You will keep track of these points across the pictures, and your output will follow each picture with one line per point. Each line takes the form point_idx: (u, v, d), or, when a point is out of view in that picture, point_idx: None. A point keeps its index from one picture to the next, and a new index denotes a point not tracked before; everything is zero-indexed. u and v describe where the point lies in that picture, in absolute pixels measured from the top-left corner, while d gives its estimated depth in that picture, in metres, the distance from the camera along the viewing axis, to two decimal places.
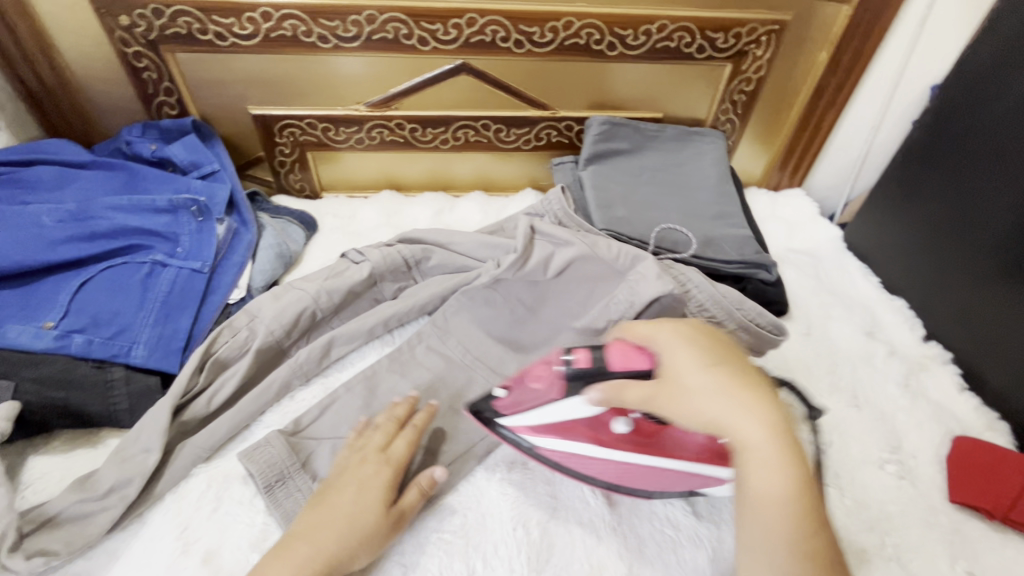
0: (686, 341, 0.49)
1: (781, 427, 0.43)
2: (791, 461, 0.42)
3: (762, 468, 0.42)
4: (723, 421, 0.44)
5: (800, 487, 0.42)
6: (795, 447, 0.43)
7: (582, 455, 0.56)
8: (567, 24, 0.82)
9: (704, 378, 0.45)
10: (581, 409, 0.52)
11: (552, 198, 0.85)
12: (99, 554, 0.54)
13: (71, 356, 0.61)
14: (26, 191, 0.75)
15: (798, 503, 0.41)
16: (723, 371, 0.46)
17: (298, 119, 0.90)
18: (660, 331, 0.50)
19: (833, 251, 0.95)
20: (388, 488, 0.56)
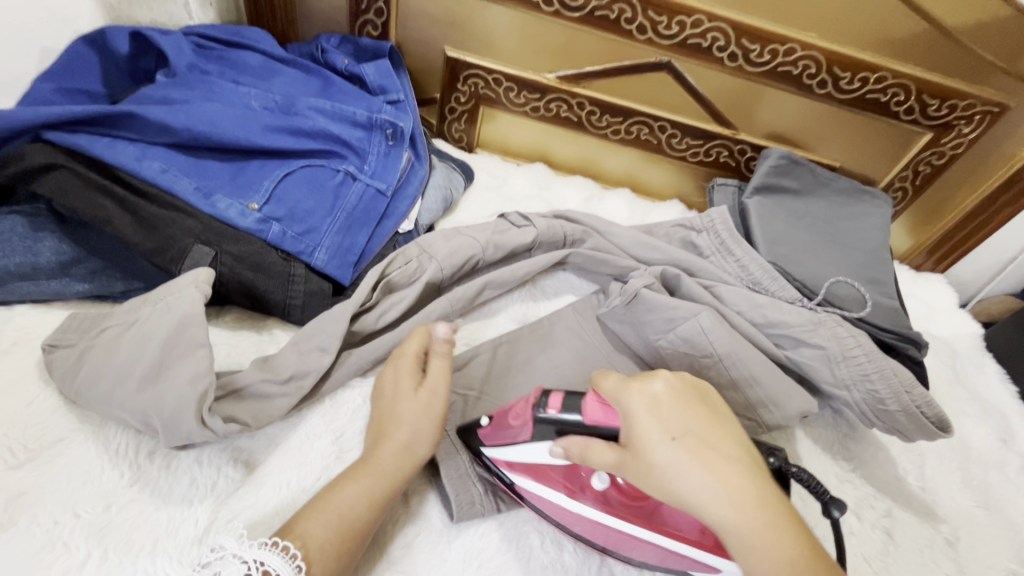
0: (676, 407, 0.44)
1: (746, 498, 0.40)
2: (777, 531, 0.39)
3: (747, 536, 0.39)
4: (697, 496, 0.40)
5: (797, 560, 0.38)
6: (765, 508, 0.40)
7: (566, 512, 0.52)
8: (789, 50, 0.80)
9: (667, 449, 0.41)
10: (545, 453, 0.50)
11: (717, 217, 0.83)
12: (261, 437, 0.55)
13: (266, 242, 0.62)
14: (235, 71, 0.76)
15: (820, 571, 0.38)
16: (690, 441, 0.42)
17: (486, 72, 0.90)
18: (650, 389, 0.45)
19: (970, 347, 0.93)
20: (402, 370, 0.55)
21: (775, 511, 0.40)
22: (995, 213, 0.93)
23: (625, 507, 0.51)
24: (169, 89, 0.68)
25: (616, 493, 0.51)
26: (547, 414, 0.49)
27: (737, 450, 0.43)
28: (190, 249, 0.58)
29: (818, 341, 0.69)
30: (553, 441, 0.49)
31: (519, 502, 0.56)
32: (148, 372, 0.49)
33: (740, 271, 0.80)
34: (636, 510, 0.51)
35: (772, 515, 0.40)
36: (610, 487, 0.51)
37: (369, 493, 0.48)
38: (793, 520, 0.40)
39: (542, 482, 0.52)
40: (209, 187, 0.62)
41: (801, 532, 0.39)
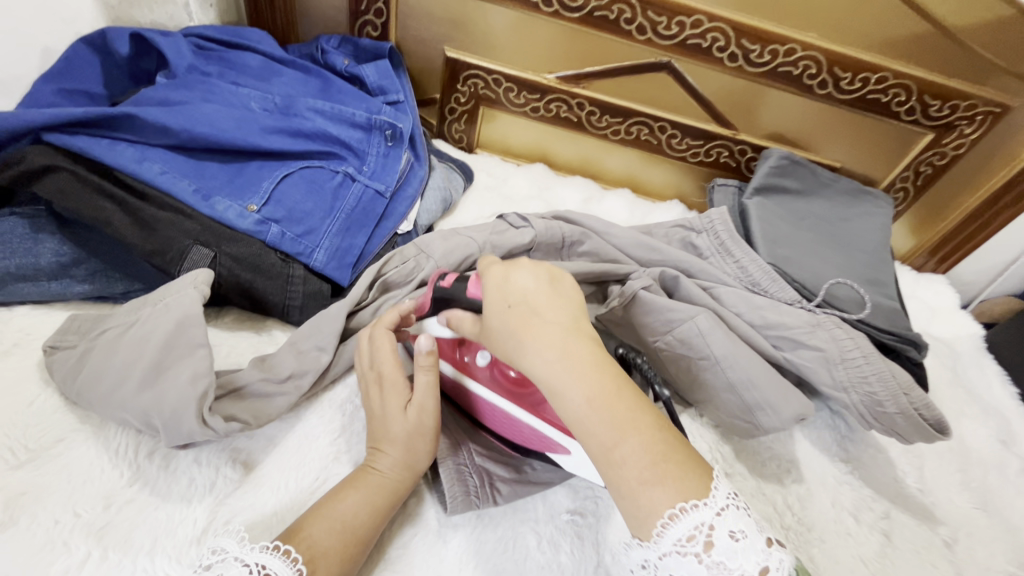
0: (528, 279, 0.46)
1: (568, 355, 0.42)
2: (592, 380, 0.41)
3: (559, 386, 0.41)
4: (517, 354, 0.43)
5: (607, 402, 0.41)
6: (589, 367, 0.42)
7: (456, 383, 0.59)
8: (789, 51, 0.80)
9: (502, 316, 0.45)
10: (435, 324, 0.57)
11: (716, 217, 0.83)
12: (260, 437, 0.55)
13: (265, 243, 0.63)
14: (235, 72, 0.77)
15: (626, 415, 0.41)
16: (523, 309, 0.45)
17: (486, 73, 0.90)
18: (507, 272, 0.47)
19: (971, 349, 0.92)
20: (395, 390, 0.53)
21: (603, 372, 0.42)
22: (996, 214, 0.92)
23: (506, 390, 0.56)
24: (169, 91, 0.68)
25: (502, 376, 0.56)
26: (442, 288, 0.55)
27: (571, 320, 0.45)
28: (189, 250, 0.58)
29: (816, 342, 0.68)
30: (439, 316, 0.54)
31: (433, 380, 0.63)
32: (147, 372, 0.49)
33: (739, 271, 0.80)
34: (515, 394, 0.55)
35: (594, 366, 0.42)
36: (492, 367, 0.57)
37: (373, 504, 0.48)
38: (613, 376, 0.42)
39: (440, 354, 0.60)
40: (208, 188, 0.63)
41: (626, 390, 0.42)
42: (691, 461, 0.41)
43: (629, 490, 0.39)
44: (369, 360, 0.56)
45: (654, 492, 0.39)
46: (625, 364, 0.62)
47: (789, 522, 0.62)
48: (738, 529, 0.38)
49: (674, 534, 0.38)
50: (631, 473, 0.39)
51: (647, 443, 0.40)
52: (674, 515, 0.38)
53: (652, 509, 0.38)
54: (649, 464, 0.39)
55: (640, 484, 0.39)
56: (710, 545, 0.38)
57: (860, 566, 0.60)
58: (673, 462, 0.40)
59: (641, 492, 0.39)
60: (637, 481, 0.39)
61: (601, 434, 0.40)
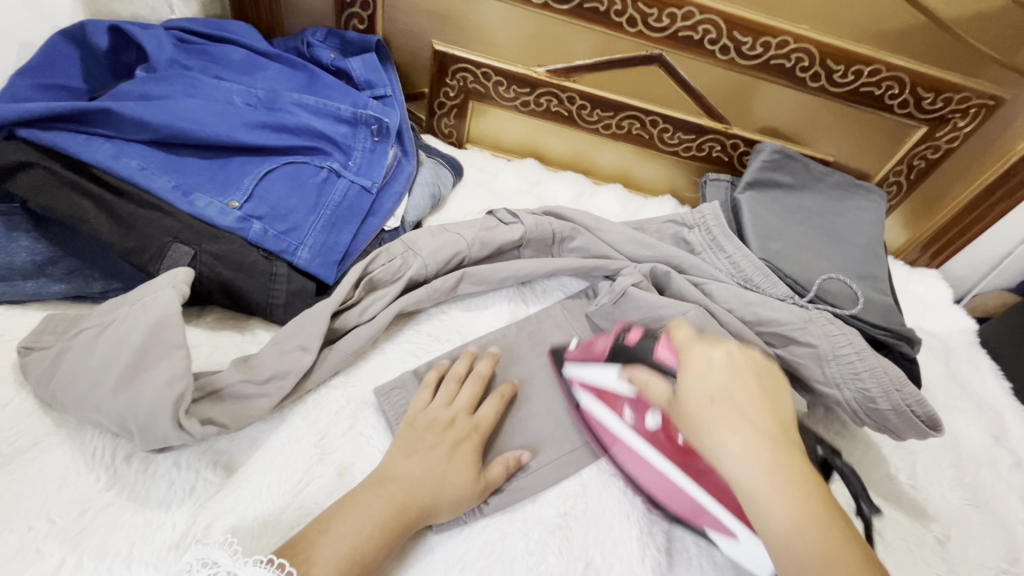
0: (727, 369, 0.44)
1: (772, 461, 0.39)
2: (794, 491, 0.38)
3: (764, 497, 0.38)
4: (713, 444, 0.41)
5: (808, 524, 0.37)
6: (788, 475, 0.39)
7: (614, 432, 0.59)
8: (782, 43, 0.79)
9: (705, 407, 0.42)
10: (610, 374, 0.57)
11: (709, 212, 0.82)
12: (242, 439, 0.54)
13: (247, 240, 0.61)
14: (217, 66, 0.75)
15: (827, 540, 0.37)
16: (726, 405, 0.42)
17: (475, 66, 0.89)
18: (710, 354, 0.45)
19: (964, 343, 0.92)
20: (473, 455, 0.54)
21: (798, 482, 0.39)
22: (989, 208, 0.92)
23: (671, 451, 0.54)
24: (148, 84, 0.67)
25: (667, 437, 0.55)
26: (625, 344, 0.57)
27: (778, 421, 0.42)
28: (169, 248, 0.57)
29: (807, 339, 0.68)
30: (622, 369, 0.55)
31: (581, 426, 0.62)
32: (124, 374, 0.48)
33: (731, 267, 0.79)
34: (682, 461, 0.54)
35: (794, 478, 0.39)
36: (661, 429, 0.55)
37: (384, 528, 0.47)
38: (823, 499, 0.39)
39: (604, 402, 0.59)
40: (189, 185, 0.61)
41: (820, 514, 0.38)
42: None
43: None
44: (464, 401, 0.58)
45: None
46: (824, 467, 0.61)
47: None
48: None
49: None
50: None
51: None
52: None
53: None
54: None
55: None
56: None
57: None
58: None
59: None
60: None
61: (801, 556, 0.37)
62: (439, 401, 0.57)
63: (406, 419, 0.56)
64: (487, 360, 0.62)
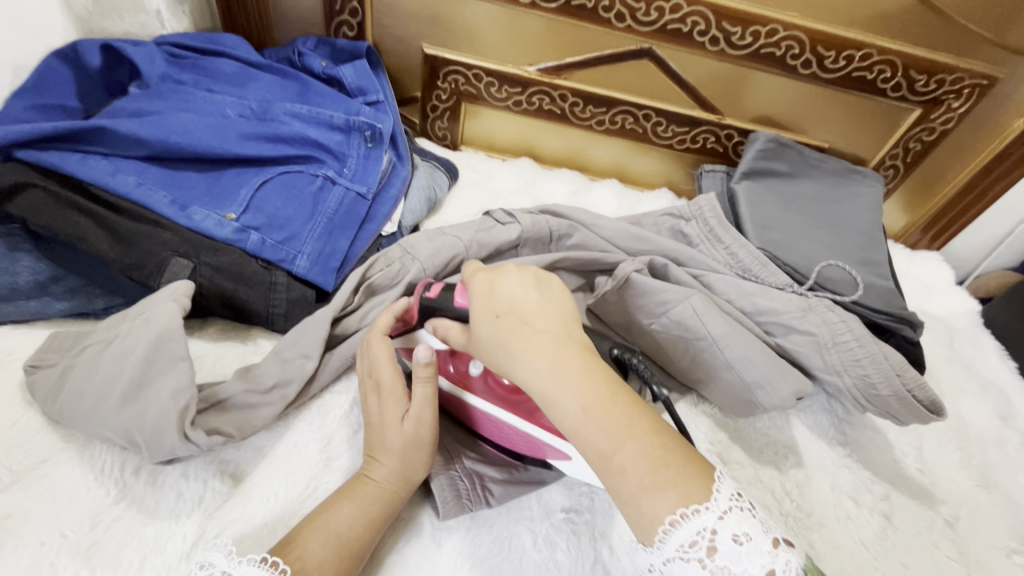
0: (515, 283, 0.47)
1: (558, 362, 0.41)
2: (588, 380, 0.40)
3: (555, 397, 0.40)
4: (503, 358, 0.43)
5: (600, 406, 0.39)
6: (578, 369, 0.41)
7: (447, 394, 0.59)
8: (771, 31, 0.79)
9: (487, 325, 0.45)
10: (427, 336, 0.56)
11: (705, 203, 0.82)
12: (249, 448, 0.54)
13: (246, 251, 0.62)
14: (209, 80, 0.76)
15: (621, 419, 0.39)
16: (509, 317, 0.44)
17: (466, 68, 0.89)
18: (490, 278, 0.48)
19: (967, 325, 0.91)
20: (394, 398, 0.52)
21: (585, 371, 0.41)
22: (988, 187, 0.91)
23: (499, 396, 0.55)
24: (141, 101, 0.67)
25: (495, 385, 0.55)
26: (428, 299, 0.54)
27: (559, 323, 0.44)
28: (169, 262, 0.58)
29: (808, 327, 0.67)
30: (427, 326, 0.54)
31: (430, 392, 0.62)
32: (127, 389, 0.49)
33: (730, 258, 0.79)
34: (507, 399, 0.54)
35: (585, 369, 0.41)
36: (486, 376, 0.56)
37: (364, 515, 0.48)
38: (610, 387, 0.41)
39: None
40: (185, 199, 0.62)
41: (606, 389, 0.40)
42: (690, 463, 0.38)
43: (631, 502, 0.38)
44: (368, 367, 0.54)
45: (656, 502, 0.37)
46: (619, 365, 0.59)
47: (789, 509, 0.61)
48: (743, 532, 0.36)
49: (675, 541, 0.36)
50: (632, 480, 0.38)
51: (642, 440, 0.39)
52: (675, 520, 0.36)
53: (653, 516, 0.37)
54: (650, 469, 0.38)
55: (639, 491, 0.37)
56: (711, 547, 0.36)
57: (861, 550, 0.59)
58: (676, 466, 0.38)
59: (640, 501, 0.37)
60: (635, 489, 0.37)
61: (600, 434, 0.39)
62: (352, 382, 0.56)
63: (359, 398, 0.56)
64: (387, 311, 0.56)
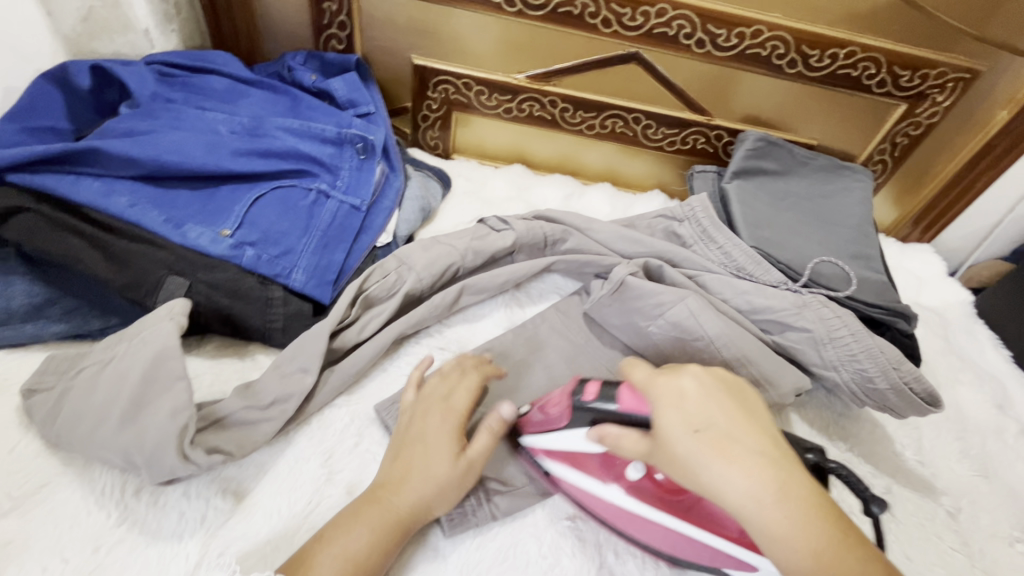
0: (697, 391, 0.44)
1: (767, 488, 0.38)
2: (805, 513, 0.38)
3: (773, 531, 0.38)
4: (703, 476, 0.40)
5: (821, 549, 0.37)
6: (792, 499, 0.38)
7: (595, 497, 0.53)
8: (756, 32, 0.80)
9: (686, 440, 0.41)
10: (581, 439, 0.51)
11: (697, 204, 0.82)
12: (249, 465, 0.54)
13: (241, 267, 0.62)
14: (199, 97, 0.76)
15: (845, 561, 0.36)
16: (711, 431, 0.41)
17: (456, 78, 0.89)
18: (676, 382, 0.45)
19: (961, 315, 0.92)
20: (454, 436, 0.53)
21: (802, 501, 0.38)
22: (975, 178, 0.92)
23: (661, 499, 0.50)
24: (132, 121, 0.67)
25: (653, 485, 0.51)
26: (584, 401, 0.50)
27: (767, 444, 0.41)
28: (165, 281, 0.58)
29: (803, 324, 0.68)
30: (590, 431, 0.49)
31: (563, 497, 0.57)
32: (126, 410, 0.48)
33: (723, 258, 0.79)
34: (670, 503, 0.50)
35: (801, 501, 0.38)
36: (646, 477, 0.51)
37: (377, 531, 0.48)
38: (835, 526, 0.38)
39: (576, 466, 0.53)
40: (179, 217, 0.62)
41: (829, 530, 0.37)
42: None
43: None
44: (443, 392, 0.57)
45: None
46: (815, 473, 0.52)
47: None
48: None
49: None
50: None
51: None
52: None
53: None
54: None
55: None
56: None
57: None
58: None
59: None
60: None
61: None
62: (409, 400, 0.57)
63: (400, 419, 0.56)
64: (480, 364, 0.61)
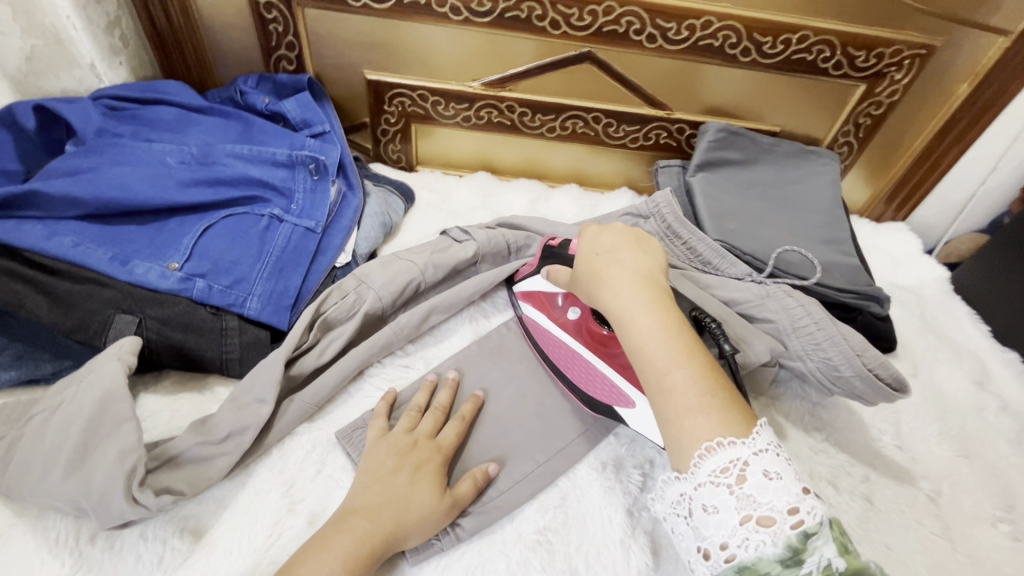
0: (615, 237, 0.55)
1: (637, 292, 0.48)
2: (661, 310, 0.47)
3: (630, 317, 0.47)
4: (596, 286, 0.51)
5: (667, 332, 0.45)
6: (656, 303, 0.47)
7: (544, 330, 0.66)
8: (706, 23, 0.79)
9: (589, 262, 0.53)
10: (541, 277, 0.67)
11: (661, 200, 0.82)
12: (209, 501, 0.53)
13: (193, 300, 0.61)
14: (149, 129, 0.75)
15: (683, 349, 0.44)
16: (605, 256, 0.52)
17: (411, 89, 0.89)
18: (601, 230, 0.56)
19: (938, 292, 0.91)
20: (437, 476, 0.54)
21: (663, 304, 0.47)
22: (942, 154, 0.92)
23: (589, 339, 0.62)
24: (77, 159, 0.67)
25: (587, 329, 0.63)
26: (552, 247, 0.67)
27: (647, 269, 0.51)
28: (113, 319, 0.57)
29: (767, 314, 0.68)
30: (545, 268, 0.65)
31: (524, 333, 0.70)
32: (72, 456, 0.48)
33: (690, 254, 0.78)
34: (597, 346, 0.62)
35: (660, 303, 0.47)
36: (581, 320, 0.63)
37: (347, 562, 0.46)
38: (681, 323, 0.46)
39: (538, 306, 0.67)
40: (126, 254, 0.61)
41: (679, 325, 0.46)
42: (734, 404, 0.42)
43: (674, 417, 0.42)
44: (429, 429, 0.58)
45: (698, 421, 0.41)
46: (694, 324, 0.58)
47: None
48: (773, 470, 0.39)
49: (709, 465, 0.40)
50: (680, 398, 0.42)
51: (695, 373, 0.43)
52: (712, 444, 0.40)
53: (693, 437, 0.41)
54: (697, 393, 0.42)
55: (684, 410, 0.42)
56: (741, 478, 0.39)
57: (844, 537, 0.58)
58: (719, 399, 0.42)
59: (684, 420, 0.42)
60: (681, 408, 0.42)
61: (662, 356, 0.44)
62: (400, 427, 0.58)
63: (369, 451, 0.56)
64: (471, 401, 0.62)
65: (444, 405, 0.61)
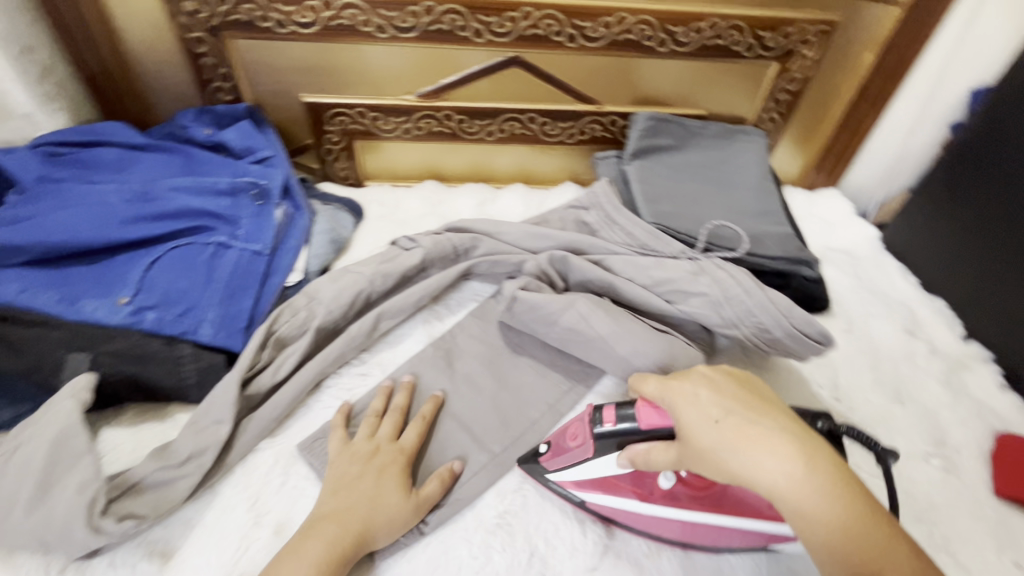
0: (711, 396, 0.48)
1: (801, 469, 0.42)
2: (837, 487, 0.41)
3: (807, 504, 0.41)
4: (735, 461, 0.43)
5: (846, 520, 0.40)
6: (826, 480, 0.41)
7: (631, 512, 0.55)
8: (620, 20, 0.83)
9: (709, 433, 0.45)
10: (611, 464, 0.54)
11: (598, 191, 0.85)
12: (176, 523, 0.55)
13: (145, 331, 0.63)
14: (89, 171, 0.77)
15: (874, 533, 0.40)
16: (732, 422, 0.45)
17: (349, 108, 0.91)
18: (694, 390, 0.49)
19: (870, 250, 0.96)
20: (401, 476, 0.56)
21: (826, 471, 0.42)
22: (860, 121, 0.97)
23: (695, 499, 0.54)
24: (19, 208, 0.69)
25: (686, 488, 0.54)
26: (605, 429, 0.53)
27: (787, 426, 0.45)
28: (65, 358, 0.59)
29: (700, 288, 0.72)
30: (621, 455, 0.53)
31: (596, 519, 0.58)
32: (33, 494, 0.49)
33: (627, 238, 0.81)
34: (707, 500, 0.54)
35: (828, 475, 0.42)
36: (676, 484, 0.55)
37: (321, 565, 0.48)
38: (853, 492, 0.42)
39: (610, 489, 0.56)
40: (75, 293, 0.64)
41: (856, 501, 0.41)
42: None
43: None
44: (389, 433, 0.60)
45: None
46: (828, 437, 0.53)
47: None
48: None
49: None
50: None
51: (895, 556, 0.39)
52: None
53: None
54: None
55: None
56: None
57: None
58: None
59: None
60: None
61: (858, 549, 0.39)
62: (362, 434, 0.60)
63: (332, 461, 0.58)
64: (431, 402, 0.64)
65: (399, 406, 0.64)
